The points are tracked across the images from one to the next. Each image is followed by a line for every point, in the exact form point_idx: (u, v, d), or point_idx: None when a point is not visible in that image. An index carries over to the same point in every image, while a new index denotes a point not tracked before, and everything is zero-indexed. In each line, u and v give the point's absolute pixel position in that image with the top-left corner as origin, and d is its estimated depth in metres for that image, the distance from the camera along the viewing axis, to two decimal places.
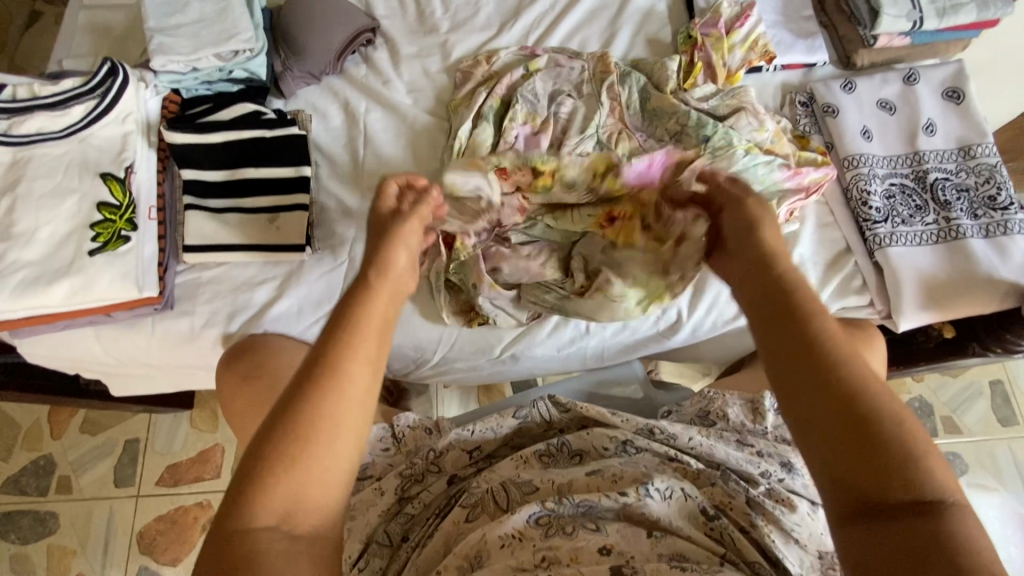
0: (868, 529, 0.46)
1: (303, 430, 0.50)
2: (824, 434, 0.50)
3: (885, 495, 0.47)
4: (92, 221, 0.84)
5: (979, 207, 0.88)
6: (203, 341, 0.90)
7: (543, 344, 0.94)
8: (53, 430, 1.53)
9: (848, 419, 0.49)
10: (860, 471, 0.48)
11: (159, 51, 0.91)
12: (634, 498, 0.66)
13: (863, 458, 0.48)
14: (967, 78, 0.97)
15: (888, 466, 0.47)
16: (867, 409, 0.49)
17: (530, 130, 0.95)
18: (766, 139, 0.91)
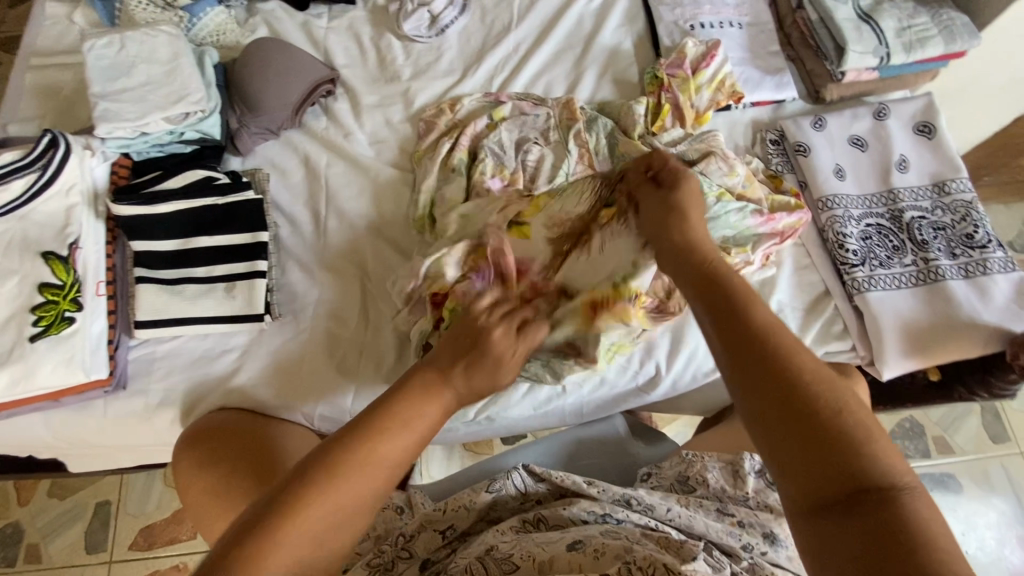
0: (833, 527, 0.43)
1: (296, 498, 0.51)
2: (776, 422, 0.48)
3: (834, 484, 0.44)
4: (33, 303, 0.79)
5: (957, 246, 0.86)
6: (159, 421, 0.85)
7: (519, 405, 0.90)
8: (19, 497, 1.46)
9: (797, 404, 0.47)
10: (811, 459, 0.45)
11: (104, 117, 0.87)
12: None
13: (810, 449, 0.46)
14: (937, 112, 0.95)
15: (834, 445, 0.45)
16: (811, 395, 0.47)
17: (502, 183, 0.92)
18: (738, 183, 0.87)
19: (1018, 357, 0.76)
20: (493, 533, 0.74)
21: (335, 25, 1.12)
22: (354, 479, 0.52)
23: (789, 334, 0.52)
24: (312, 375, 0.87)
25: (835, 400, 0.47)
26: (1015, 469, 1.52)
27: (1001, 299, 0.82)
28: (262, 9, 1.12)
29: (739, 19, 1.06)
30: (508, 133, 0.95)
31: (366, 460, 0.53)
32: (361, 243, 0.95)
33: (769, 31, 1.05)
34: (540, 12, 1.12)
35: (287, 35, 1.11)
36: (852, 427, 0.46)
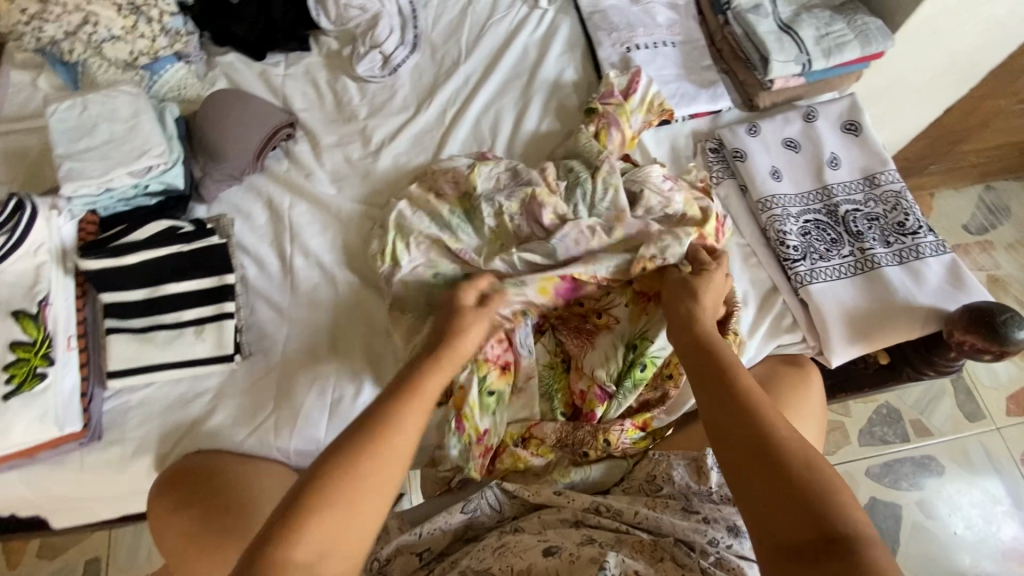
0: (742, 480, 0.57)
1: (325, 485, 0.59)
2: (754, 478, 0.56)
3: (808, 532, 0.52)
4: (5, 361, 0.81)
5: (891, 234, 0.91)
6: (136, 469, 0.86)
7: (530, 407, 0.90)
8: (7, 561, 1.44)
9: (775, 467, 0.56)
10: (775, 503, 0.54)
11: (69, 177, 0.91)
12: None
13: (777, 494, 0.54)
14: (862, 110, 1.01)
15: (808, 510, 0.52)
16: (784, 460, 0.56)
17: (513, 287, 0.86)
18: (679, 210, 0.90)
19: (952, 334, 0.78)
20: (467, 555, 0.74)
21: (291, 72, 1.18)
22: (396, 434, 0.64)
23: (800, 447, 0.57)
24: (284, 410, 0.89)
25: (814, 460, 0.56)
26: (994, 445, 1.55)
27: (933, 280, 0.86)
28: (220, 61, 1.17)
29: (672, 39, 1.13)
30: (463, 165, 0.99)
31: (378, 433, 0.63)
32: (327, 278, 0.98)
33: (700, 48, 1.12)
34: (487, 46, 1.18)
35: (246, 85, 1.15)
36: (830, 480, 0.55)
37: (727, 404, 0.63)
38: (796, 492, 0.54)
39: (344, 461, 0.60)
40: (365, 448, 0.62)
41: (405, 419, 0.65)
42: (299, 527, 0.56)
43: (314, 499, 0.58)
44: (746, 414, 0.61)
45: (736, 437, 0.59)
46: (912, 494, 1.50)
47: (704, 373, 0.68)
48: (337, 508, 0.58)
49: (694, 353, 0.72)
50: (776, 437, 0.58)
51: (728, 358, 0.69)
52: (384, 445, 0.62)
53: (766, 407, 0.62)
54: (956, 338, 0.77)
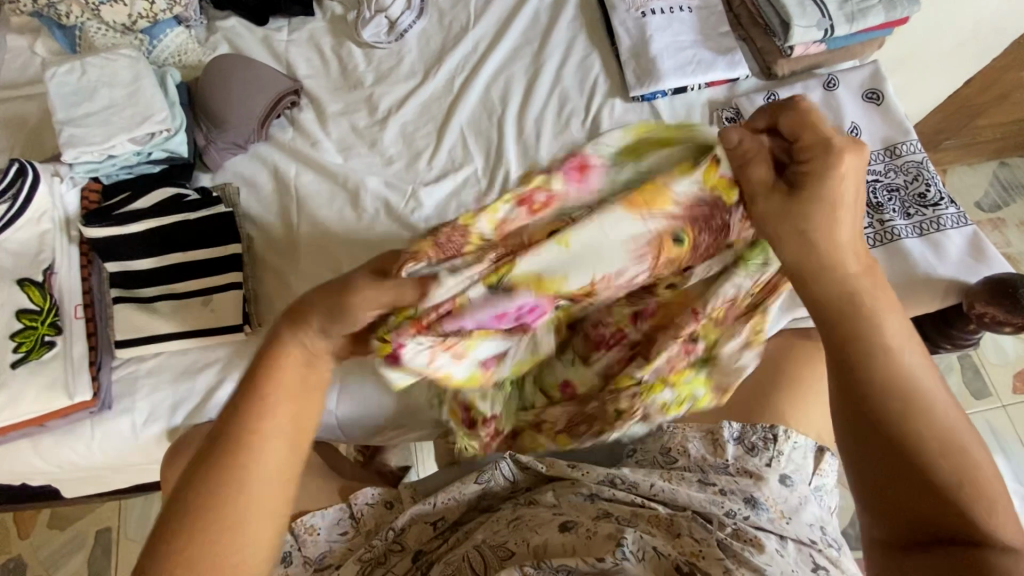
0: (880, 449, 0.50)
1: (211, 499, 0.50)
2: (881, 457, 0.49)
3: (934, 526, 0.48)
4: (12, 330, 0.81)
5: (911, 205, 0.89)
6: (147, 438, 0.85)
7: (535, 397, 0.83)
8: (19, 530, 1.46)
9: (898, 443, 0.49)
10: (898, 490, 0.49)
11: (70, 143, 0.89)
12: (611, 563, 0.62)
13: (905, 481, 0.48)
14: (884, 78, 0.98)
15: (940, 496, 0.48)
16: (925, 450, 0.48)
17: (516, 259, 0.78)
18: None
19: (973, 307, 0.76)
20: (483, 526, 0.75)
21: (295, 37, 1.14)
22: (265, 424, 0.52)
23: (936, 414, 0.49)
24: None
25: (951, 446, 0.49)
26: (998, 422, 1.56)
27: (954, 253, 0.85)
28: (221, 26, 1.14)
29: (689, 4, 1.09)
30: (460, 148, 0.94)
31: (238, 438, 0.52)
32: (336, 249, 0.96)
33: (718, 13, 1.08)
34: (496, 11, 1.14)
35: (249, 51, 1.12)
36: (940, 452, 0.48)
37: (866, 363, 0.51)
38: (916, 460, 0.48)
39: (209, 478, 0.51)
40: (214, 469, 0.51)
41: (275, 407, 0.53)
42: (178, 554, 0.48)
43: (200, 517, 0.49)
44: (885, 376, 0.50)
45: (855, 417, 0.51)
46: None
47: (835, 315, 0.52)
48: (212, 535, 0.49)
49: (836, 295, 0.52)
50: (889, 417, 0.49)
51: (832, 289, 0.52)
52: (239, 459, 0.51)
53: (912, 373, 0.51)
54: (977, 310, 0.76)
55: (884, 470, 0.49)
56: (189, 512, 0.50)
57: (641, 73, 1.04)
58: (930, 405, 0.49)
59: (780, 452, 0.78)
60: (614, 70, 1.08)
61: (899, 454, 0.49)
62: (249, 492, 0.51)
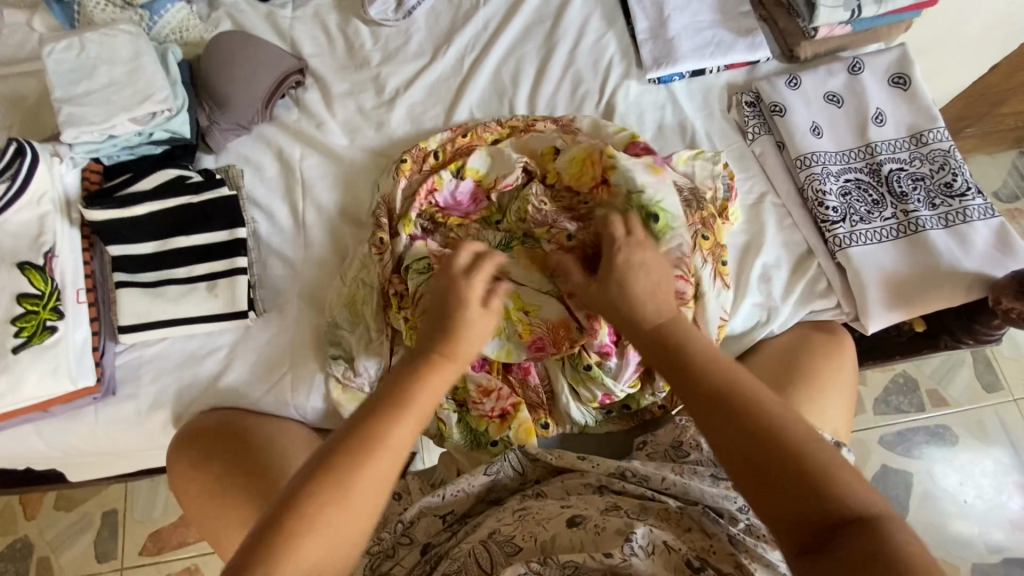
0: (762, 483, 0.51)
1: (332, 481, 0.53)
2: (744, 466, 0.53)
3: (819, 522, 0.49)
4: (13, 315, 0.79)
5: (936, 195, 0.86)
6: (151, 425, 0.84)
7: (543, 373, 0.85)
8: (26, 511, 1.47)
9: (767, 454, 0.52)
10: (789, 504, 0.50)
11: (69, 123, 0.86)
12: (619, 559, 0.61)
13: (791, 500, 0.50)
14: (912, 62, 0.94)
15: (818, 490, 0.50)
16: (780, 460, 0.51)
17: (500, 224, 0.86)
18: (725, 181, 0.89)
19: (999, 302, 0.74)
20: (491, 518, 0.74)
21: (299, 14, 1.10)
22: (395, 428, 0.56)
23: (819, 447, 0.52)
24: (301, 368, 0.87)
25: (810, 445, 0.52)
26: (1009, 416, 1.54)
27: (980, 246, 0.82)
28: (223, 1, 1.10)
29: None
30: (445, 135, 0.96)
31: (373, 438, 0.55)
32: (342, 235, 0.94)
33: None
34: None
35: (252, 28, 1.08)
36: (829, 464, 0.51)
37: (700, 385, 0.57)
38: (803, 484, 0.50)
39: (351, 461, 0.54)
40: (352, 458, 0.54)
41: (411, 406, 0.58)
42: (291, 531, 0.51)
43: (336, 488, 0.53)
44: (705, 391, 0.57)
45: (728, 437, 0.54)
46: (925, 462, 1.50)
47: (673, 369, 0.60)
48: (327, 516, 0.51)
49: (659, 349, 0.62)
50: (782, 432, 0.53)
51: (672, 322, 0.64)
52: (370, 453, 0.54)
53: (776, 411, 0.54)
54: (1003, 306, 0.74)
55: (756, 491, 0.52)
56: (316, 492, 0.52)
57: (656, 55, 1.00)
58: (800, 426, 0.53)
59: None
60: (629, 51, 1.04)
61: (780, 481, 0.51)
62: (365, 480, 0.54)
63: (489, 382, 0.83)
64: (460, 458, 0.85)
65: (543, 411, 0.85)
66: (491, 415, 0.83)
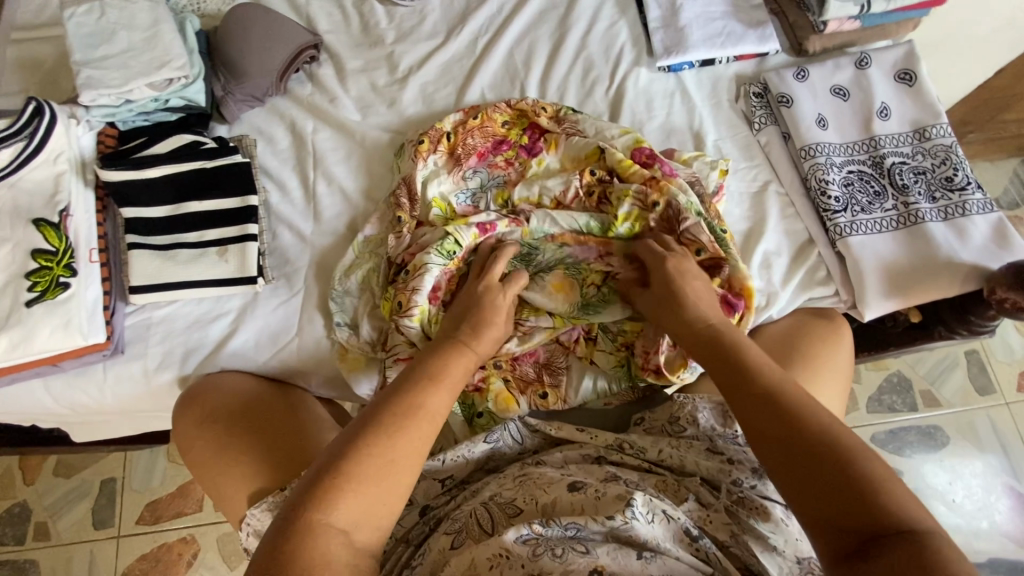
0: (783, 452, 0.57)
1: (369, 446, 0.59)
2: (786, 463, 0.56)
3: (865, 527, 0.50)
4: (27, 270, 0.80)
5: (937, 189, 0.87)
6: (158, 384, 0.86)
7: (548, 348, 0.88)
8: (25, 476, 1.48)
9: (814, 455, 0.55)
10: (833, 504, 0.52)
11: (88, 85, 0.87)
12: (620, 521, 0.63)
13: (837, 498, 0.52)
14: (918, 59, 0.95)
15: (864, 500, 0.51)
16: (834, 464, 0.54)
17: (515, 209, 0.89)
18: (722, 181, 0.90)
19: (994, 292, 0.76)
20: (492, 483, 0.75)
21: None
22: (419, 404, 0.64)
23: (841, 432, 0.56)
24: (307, 335, 0.88)
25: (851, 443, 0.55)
26: (1001, 419, 1.56)
27: (978, 239, 0.83)
28: None
29: None
30: (457, 116, 0.97)
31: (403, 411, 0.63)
32: (352, 208, 0.96)
33: None
34: None
35: (268, 2, 1.10)
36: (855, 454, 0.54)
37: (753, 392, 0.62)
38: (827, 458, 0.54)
39: (378, 421, 0.61)
40: (398, 421, 0.62)
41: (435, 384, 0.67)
42: (341, 475, 0.57)
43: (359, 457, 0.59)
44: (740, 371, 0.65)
45: (775, 440, 0.58)
46: (915, 461, 1.51)
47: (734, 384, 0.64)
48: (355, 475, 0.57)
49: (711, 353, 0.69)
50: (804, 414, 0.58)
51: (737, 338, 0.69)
52: (415, 415, 0.63)
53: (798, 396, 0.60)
54: (997, 296, 0.75)
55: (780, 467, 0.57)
56: (372, 447, 0.59)
57: (667, 43, 1.02)
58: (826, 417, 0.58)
59: None
60: (640, 39, 1.05)
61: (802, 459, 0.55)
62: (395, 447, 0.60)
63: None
64: (457, 430, 0.87)
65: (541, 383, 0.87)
66: (473, 390, 0.86)
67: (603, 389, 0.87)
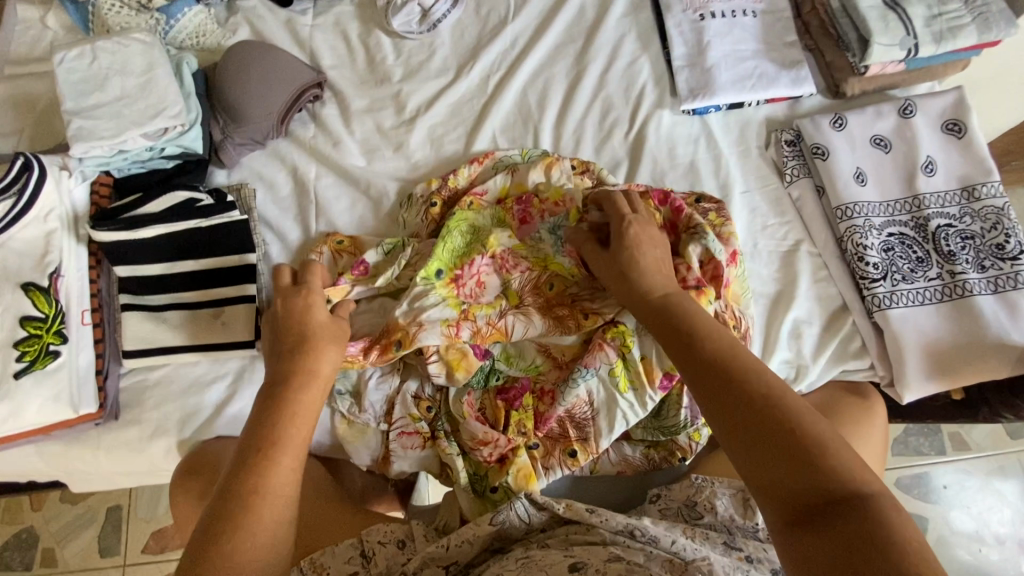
0: (786, 469, 0.51)
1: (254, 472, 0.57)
2: (745, 432, 0.54)
3: (817, 498, 0.49)
4: (15, 339, 0.76)
5: (986, 257, 0.81)
6: (153, 451, 0.82)
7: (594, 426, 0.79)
8: (32, 502, 1.43)
9: (773, 431, 0.52)
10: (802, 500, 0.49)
11: (79, 137, 0.83)
12: None
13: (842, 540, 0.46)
14: (968, 108, 0.88)
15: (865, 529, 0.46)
16: (794, 451, 0.51)
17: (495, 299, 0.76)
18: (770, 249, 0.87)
19: None
20: (495, 568, 0.70)
21: (319, 22, 1.06)
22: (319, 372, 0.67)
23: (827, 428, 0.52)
24: None
25: (788, 407, 0.53)
26: None
27: None
28: (242, 6, 1.06)
29: (754, 7, 0.98)
30: (505, 178, 0.90)
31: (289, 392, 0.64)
32: None
33: (785, 20, 0.97)
34: (538, 2, 1.04)
35: (271, 35, 1.04)
36: (777, 397, 0.54)
37: (670, 319, 0.65)
38: (809, 464, 0.50)
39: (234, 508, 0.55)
40: (260, 453, 0.59)
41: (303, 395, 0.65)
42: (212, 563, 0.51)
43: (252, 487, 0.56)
44: (684, 334, 0.63)
45: (743, 432, 0.54)
46: (942, 508, 1.32)
47: (670, 328, 0.64)
48: (240, 501, 0.55)
49: (649, 311, 0.67)
50: (785, 419, 0.53)
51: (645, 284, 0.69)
52: (264, 489, 0.57)
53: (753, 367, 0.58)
54: None
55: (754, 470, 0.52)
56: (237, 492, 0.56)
57: (693, 84, 0.94)
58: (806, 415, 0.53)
59: None
60: (663, 77, 0.98)
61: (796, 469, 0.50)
62: (286, 460, 0.59)
63: (487, 433, 0.79)
64: (466, 505, 0.79)
65: (567, 439, 0.80)
66: (490, 461, 0.79)
67: (623, 454, 0.84)
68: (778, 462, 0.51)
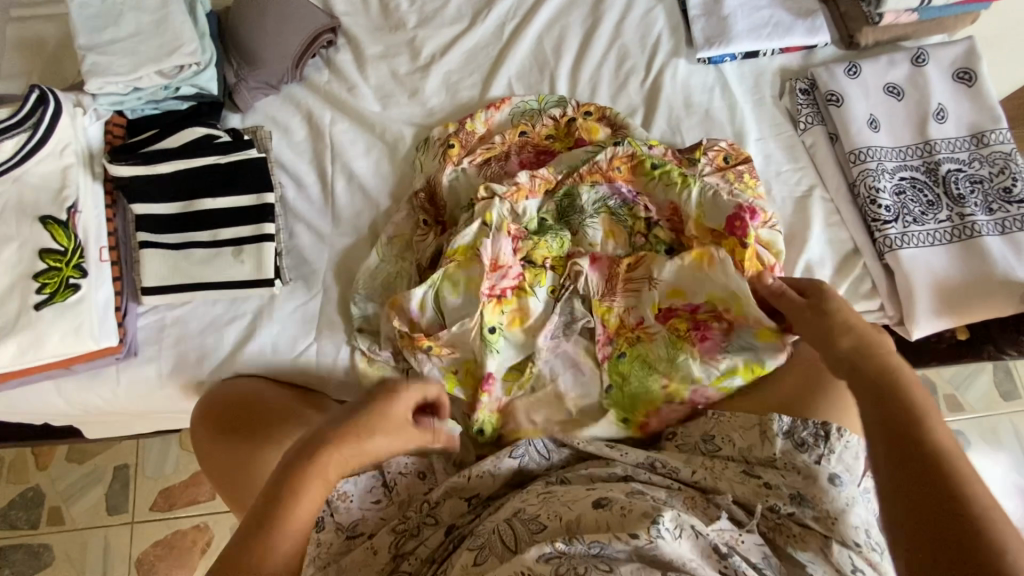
0: (924, 490, 0.50)
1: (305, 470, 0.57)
2: (893, 459, 0.53)
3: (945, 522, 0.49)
4: (35, 270, 0.77)
5: (994, 200, 0.83)
6: (173, 388, 0.83)
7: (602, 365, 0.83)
8: (38, 460, 1.36)
9: (922, 456, 0.52)
10: (929, 519, 0.49)
11: (94, 72, 0.83)
12: (646, 539, 0.59)
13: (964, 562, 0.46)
14: (979, 57, 0.89)
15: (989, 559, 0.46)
16: (933, 477, 0.51)
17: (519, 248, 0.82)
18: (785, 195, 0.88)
19: None
20: (515, 499, 0.71)
21: None
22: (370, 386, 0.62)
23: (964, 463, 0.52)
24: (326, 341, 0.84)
25: (944, 442, 0.53)
26: None
27: None
28: None
29: None
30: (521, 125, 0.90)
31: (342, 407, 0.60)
32: (373, 208, 0.91)
33: None
34: None
35: None
36: (923, 427, 0.54)
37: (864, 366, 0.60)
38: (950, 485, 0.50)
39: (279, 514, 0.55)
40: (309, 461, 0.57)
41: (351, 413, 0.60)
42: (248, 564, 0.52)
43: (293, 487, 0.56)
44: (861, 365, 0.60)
45: (890, 456, 0.54)
46: None
47: (860, 380, 0.59)
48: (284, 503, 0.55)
49: (847, 363, 0.61)
50: (940, 456, 0.52)
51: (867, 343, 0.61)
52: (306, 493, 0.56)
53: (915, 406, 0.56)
54: None
55: (892, 488, 0.52)
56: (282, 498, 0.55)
57: (709, 33, 0.95)
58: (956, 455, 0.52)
59: (833, 450, 0.70)
60: (679, 27, 0.98)
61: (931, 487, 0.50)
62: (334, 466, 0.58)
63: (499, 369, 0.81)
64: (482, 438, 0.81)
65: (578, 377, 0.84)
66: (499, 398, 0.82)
67: None
68: (915, 481, 0.51)
